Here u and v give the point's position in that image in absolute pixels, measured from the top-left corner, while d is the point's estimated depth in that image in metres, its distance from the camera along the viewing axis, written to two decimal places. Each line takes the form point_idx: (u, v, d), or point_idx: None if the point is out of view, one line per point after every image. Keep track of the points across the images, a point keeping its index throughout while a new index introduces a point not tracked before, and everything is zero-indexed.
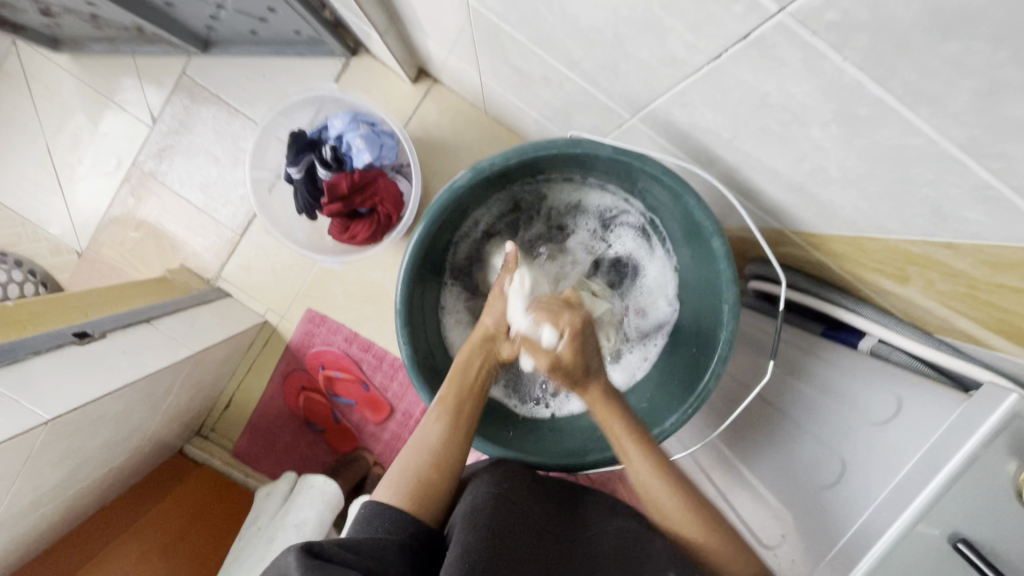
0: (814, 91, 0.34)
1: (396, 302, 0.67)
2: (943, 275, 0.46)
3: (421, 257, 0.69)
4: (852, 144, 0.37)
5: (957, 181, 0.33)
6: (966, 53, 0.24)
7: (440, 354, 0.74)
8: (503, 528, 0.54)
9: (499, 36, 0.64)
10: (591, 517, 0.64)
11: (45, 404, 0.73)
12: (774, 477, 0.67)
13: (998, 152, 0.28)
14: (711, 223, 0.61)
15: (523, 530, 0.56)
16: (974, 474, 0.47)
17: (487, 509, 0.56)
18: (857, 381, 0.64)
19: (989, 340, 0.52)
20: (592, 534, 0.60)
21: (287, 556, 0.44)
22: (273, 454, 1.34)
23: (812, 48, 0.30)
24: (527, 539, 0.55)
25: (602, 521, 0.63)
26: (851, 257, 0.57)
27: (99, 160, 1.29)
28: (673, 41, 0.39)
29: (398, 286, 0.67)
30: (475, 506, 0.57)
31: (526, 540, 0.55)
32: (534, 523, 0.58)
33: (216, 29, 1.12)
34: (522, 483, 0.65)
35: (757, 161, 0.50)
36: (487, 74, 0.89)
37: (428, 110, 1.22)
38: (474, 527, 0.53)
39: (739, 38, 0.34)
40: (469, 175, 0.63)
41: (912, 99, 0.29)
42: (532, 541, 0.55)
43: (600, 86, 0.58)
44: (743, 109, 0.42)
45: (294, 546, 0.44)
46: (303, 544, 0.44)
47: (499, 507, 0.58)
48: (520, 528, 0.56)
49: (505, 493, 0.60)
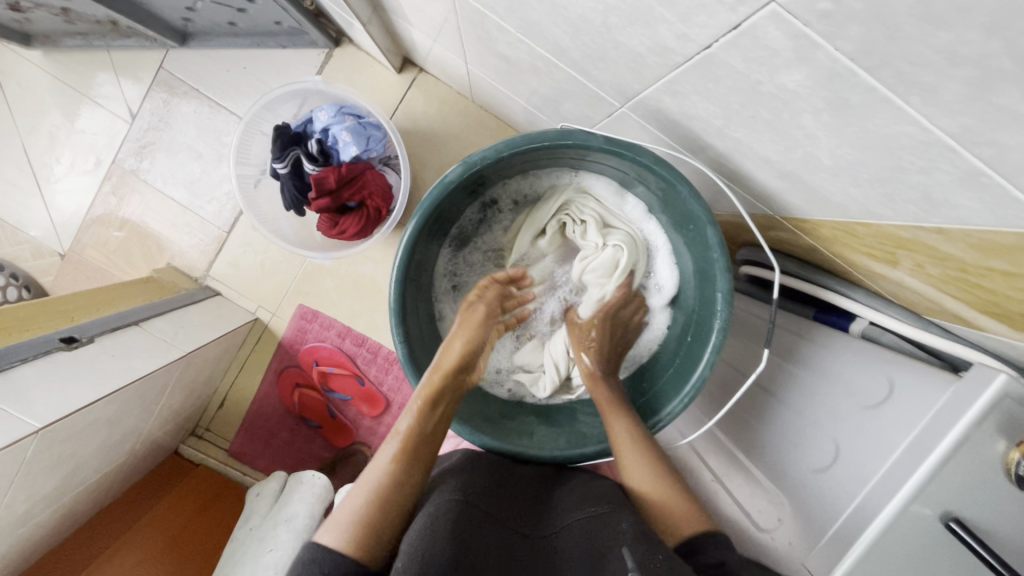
0: (806, 79, 0.33)
1: (389, 304, 0.67)
2: (933, 259, 0.47)
3: (416, 255, 0.69)
4: (843, 132, 0.36)
5: (948, 168, 0.33)
6: (959, 43, 0.23)
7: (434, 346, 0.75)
8: (463, 536, 0.53)
9: (486, 25, 0.64)
10: (559, 506, 0.62)
11: (36, 412, 0.71)
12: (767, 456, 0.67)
13: (989, 140, 0.28)
14: (705, 213, 0.60)
15: (488, 540, 0.55)
16: (967, 455, 0.48)
17: (448, 517, 0.55)
18: (844, 364, 0.65)
19: (979, 321, 0.53)
20: (558, 531, 0.59)
21: None
22: (269, 451, 1.33)
23: (804, 37, 0.30)
24: (494, 549, 0.54)
25: (569, 510, 0.61)
26: (841, 242, 0.58)
27: (78, 158, 1.26)
28: (664, 31, 0.38)
29: (391, 284, 0.67)
30: (430, 513, 0.55)
31: (491, 550, 0.54)
32: (500, 529, 0.57)
33: (194, 21, 1.09)
34: (487, 484, 0.62)
35: (747, 148, 0.49)
36: (473, 63, 0.87)
37: (414, 100, 1.20)
38: (426, 537, 0.52)
39: (731, 28, 0.33)
40: (460, 169, 0.63)
41: (904, 88, 0.28)
42: (497, 550, 0.54)
43: (590, 75, 0.58)
44: (734, 98, 0.42)
45: None
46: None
47: (461, 512, 0.56)
48: (482, 537, 0.55)
49: (463, 495, 0.58)
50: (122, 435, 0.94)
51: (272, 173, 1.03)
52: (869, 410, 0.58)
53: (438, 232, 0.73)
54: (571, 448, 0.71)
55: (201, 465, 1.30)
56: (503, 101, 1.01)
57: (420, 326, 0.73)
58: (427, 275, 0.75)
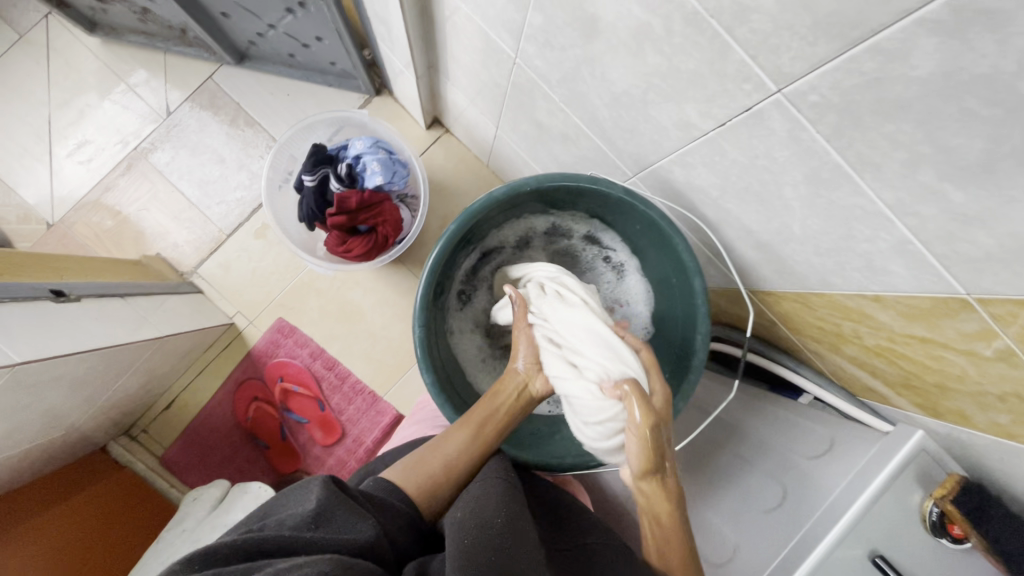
0: (793, 155, 0.46)
1: (417, 292, 0.72)
2: (871, 328, 0.59)
3: (447, 256, 0.75)
4: (815, 203, 0.48)
5: (887, 237, 0.45)
6: (899, 132, 0.35)
7: (441, 343, 0.79)
8: (515, 509, 0.57)
9: (533, 92, 0.77)
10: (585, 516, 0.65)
11: (17, 347, 0.71)
12: (728, 504, 0.71)
13: (914, 211, 0.40)
14: (695, 264, 0.70)
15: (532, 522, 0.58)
16: (896, 494, 0.56)
17: (503, 492, 0.59)
18: (787, 430, 0.74)
19: (895, 400, 0.65)
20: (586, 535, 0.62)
21: (315, 482, 0.53)
22: (204, 466, 1.27)
23: (797, 121, 0.42)
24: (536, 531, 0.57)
25: (591, 523, 0.64)
26: (799, 315, 0.69)
27: (98, 138, 1.30)
28: (690, 108, 0.51)
29: (423, 276, 0.73)
30: (481, 486, 0.60)
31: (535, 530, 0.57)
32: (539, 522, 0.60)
33: (258, 45, 1.22)
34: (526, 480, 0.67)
35: (734, 218, 0.62)
36: (505, 128, 1.01)
37: (435, 154, 1.34)
38: (480, 505, 0.56)
39: (744, 110, 0.45)
40: (507, 189, 0.72)
41: (860, 166, 0.41)
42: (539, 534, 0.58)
43: (614, 145, 0.70)
44: (734, 170, 0.54)
45: (324, 476, 0.53)
46: (330, 475, 0.53)
47: (514, 491, 0.60)
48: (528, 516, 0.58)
49: (512, 479, 0.63)
50: (73, 405, 0.90)
51: (296, 185, 1.11)
52: (811, 459, 0.66)
53: (467, 241, 0.79)
54: (552, 456, 0.74)
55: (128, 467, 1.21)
56: (519, 167, 1.15)
57: (435, 322, 0.78)
58: (447, 279, 0.81)
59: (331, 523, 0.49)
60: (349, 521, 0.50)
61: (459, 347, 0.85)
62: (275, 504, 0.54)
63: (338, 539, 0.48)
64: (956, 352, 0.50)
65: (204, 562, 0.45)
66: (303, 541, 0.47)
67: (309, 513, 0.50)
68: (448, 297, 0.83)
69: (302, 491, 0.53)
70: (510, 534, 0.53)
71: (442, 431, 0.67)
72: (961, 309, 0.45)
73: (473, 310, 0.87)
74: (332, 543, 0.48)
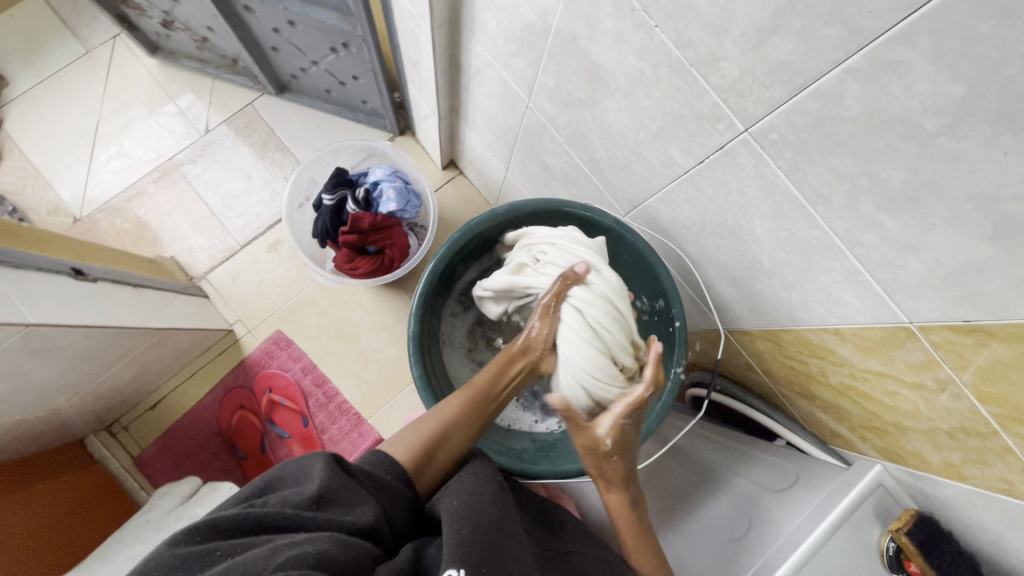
0: (759, 190, 0.52)
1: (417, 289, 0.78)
2: (835, 365, 0.63)
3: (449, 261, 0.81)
4: (779, 236, 0.54)
5: (840, 267, 0.50)
6: (841, 166, 0.42)
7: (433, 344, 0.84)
8: (507, 508, 0.58)
9: (541, 134, 0.86)
10: (571, 533, 0.66)
11: (32, 309, 0.75)
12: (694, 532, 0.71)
13: (859, 241, 0.46)
14: (676, 292, 0.76)
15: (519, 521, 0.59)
16: (857, 525, 0.58)
17: (495, 488, 0.60)
18: (763, 467, 0.75)
19: (861, 446, 0.68)
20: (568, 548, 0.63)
21: (315, 458, 0.54)
22: (177, 470, 1.26)
23: (762, 157, 0.48)
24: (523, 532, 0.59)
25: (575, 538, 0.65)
26: (772, 355, 0.73)
27: (137, 146, 1.40)
28: (674, 147, 0.58)
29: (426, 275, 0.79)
30: (473, 476, 0.61)
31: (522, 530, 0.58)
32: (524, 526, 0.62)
33: (299, 79, 1.34)
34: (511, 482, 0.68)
35: (712, 255, 0.68)
36: (514, 170, 1.10)
37: (447, 193, 1.43)
38: (477, 497, 0.57)
39: (718, 148, 0.52)
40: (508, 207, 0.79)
41: (813, 198, 0.47)
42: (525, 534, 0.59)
43: (610, 185, 0.78)
44: (711, 207, 0.61)
45: (324, 454, 0.54)
46: (332, 453, 0.54)
47: (502, 489, 0.61)
48: (516, 516, 0.59)
49: (500, 480, 0.63)
50: (68, 382, 0.93)
51: (315, 204, 1.19)
52: (775, 492, 0.68)
53: (470, 251, 0.85)
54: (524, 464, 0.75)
55: (100, 463, 1.20)
56: None
57: (431, 323, 0.83)
58: (447, 285, 0.86)
59: (335, 505, 0.51)
60: (351, 502, 0.52)
61: (449, 354, 0.89)
62: (274, 476, 0.54)
63: (344, 523, 0.50)
64: (907, 385, 0.54)
65: (208, 532, 0.47)
66: (309, 523, 0.49)
67: (313, 495, 0.51)
68: (446, 304, 0.89)
69: (302, 468, 0.54)
70: (501, 530, 0.54)
71: (441, 402, 0.68)
72: (908, 338, 0.50)
73: (468, 321, 0.92)
74: (337, 524, 0.50)
